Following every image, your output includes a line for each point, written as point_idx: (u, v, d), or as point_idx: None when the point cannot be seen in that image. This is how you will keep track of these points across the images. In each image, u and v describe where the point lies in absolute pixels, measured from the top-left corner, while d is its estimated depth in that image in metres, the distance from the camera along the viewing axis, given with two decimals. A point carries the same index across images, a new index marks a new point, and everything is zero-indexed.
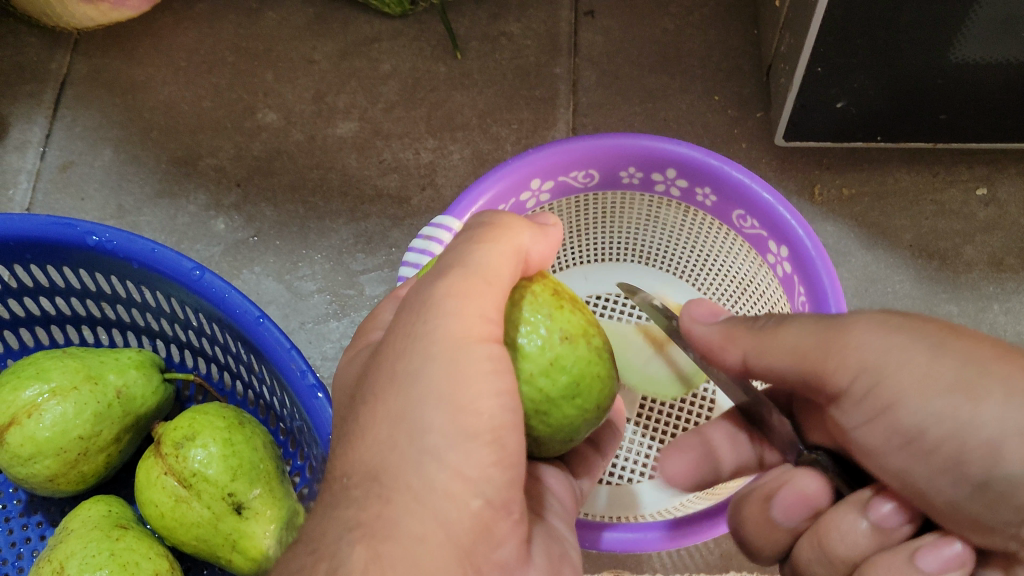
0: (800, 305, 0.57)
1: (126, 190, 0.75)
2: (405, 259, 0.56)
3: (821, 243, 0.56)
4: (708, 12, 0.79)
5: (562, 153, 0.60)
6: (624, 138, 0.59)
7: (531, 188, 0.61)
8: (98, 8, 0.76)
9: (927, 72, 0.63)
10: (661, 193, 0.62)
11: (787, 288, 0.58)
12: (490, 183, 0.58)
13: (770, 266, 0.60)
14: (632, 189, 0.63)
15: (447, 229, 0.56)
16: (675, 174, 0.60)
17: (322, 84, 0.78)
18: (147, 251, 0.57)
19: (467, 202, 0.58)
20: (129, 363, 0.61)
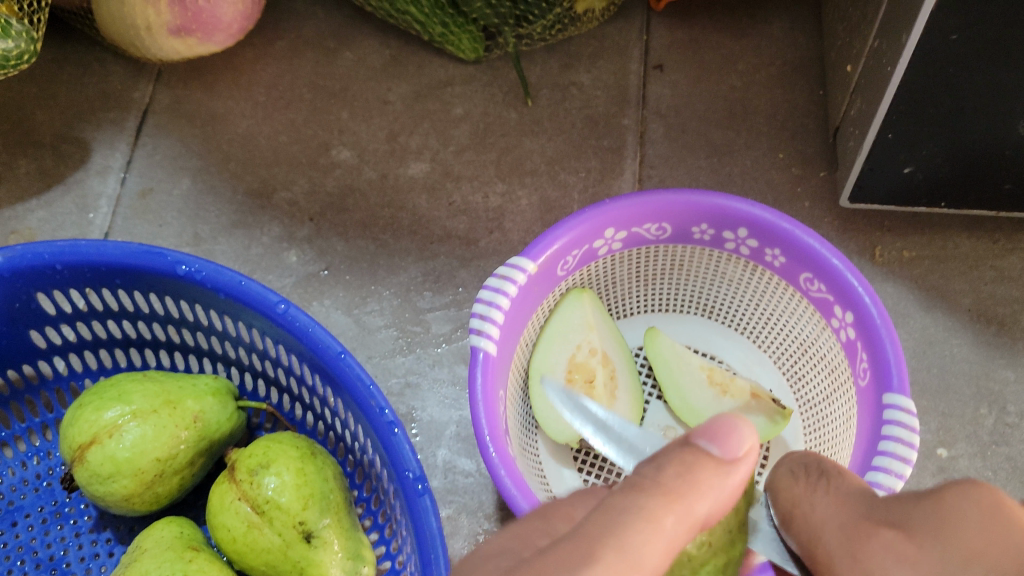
0: (861, 370, 0.57)
1: (203, 218, 0.77)
2: (479, 297, 0.58)
3: (886, 310, 0.57)
4: (774, 72, 0.81)
5: (636, 205, 0.61)
6: (699, 195, 0.61)
7: (605, 237, 0.63)
8: (185, 42, 0.79)
9: (995, 143, 0.65)
10: (732, 251, 0.64)
11: (849, 353, 0.59)
12: (565, 228, 0.60)
13: (833, 330, 0.61)
14: (702, 244, 0.65)
15: (521, 271, 0.59)
16: (746, 233, 0.62)
17: (395, 125, 0.80)
18: (233, 284, 0.59)
19: (543, 245, 0.60)
20: (206, 390, 0.63)
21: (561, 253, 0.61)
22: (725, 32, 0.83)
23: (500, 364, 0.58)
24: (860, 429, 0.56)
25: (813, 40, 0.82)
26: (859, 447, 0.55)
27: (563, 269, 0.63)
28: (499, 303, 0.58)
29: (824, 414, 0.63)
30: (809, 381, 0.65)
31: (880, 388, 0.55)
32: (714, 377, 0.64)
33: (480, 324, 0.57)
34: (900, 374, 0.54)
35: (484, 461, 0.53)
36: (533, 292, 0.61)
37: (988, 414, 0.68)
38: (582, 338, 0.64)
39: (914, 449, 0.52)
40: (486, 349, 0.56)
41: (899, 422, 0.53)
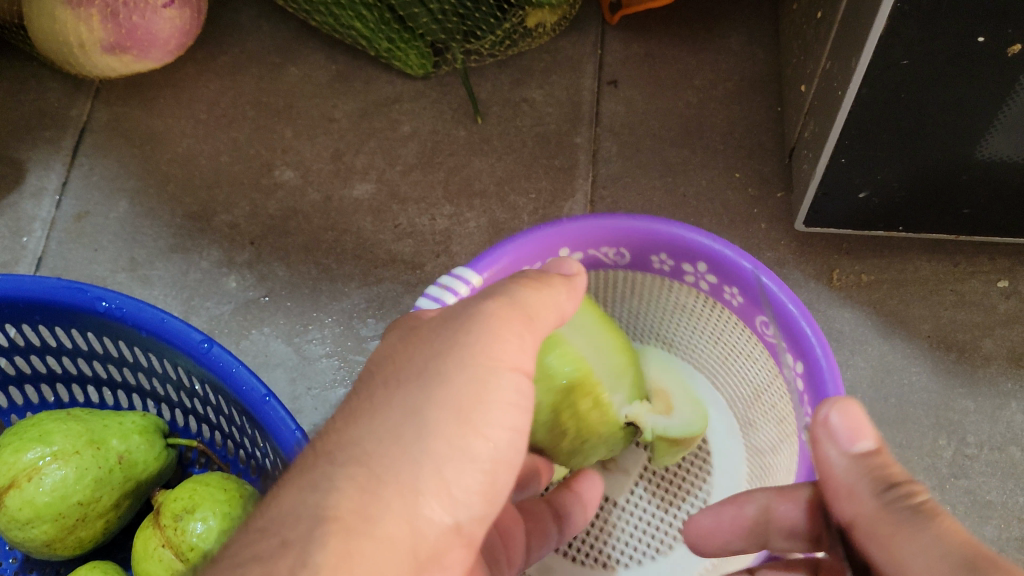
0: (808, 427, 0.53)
1: (140, 243, 0.74)
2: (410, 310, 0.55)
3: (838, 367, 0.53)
4: (731, 87, 0.79)
5: (591, 228, 0.59)
6: (658, 223, 0.59)
7: (558, 257, 0.60)
8: (121, 60, 0.76)
9: (951, 166, 0.62)
10: (691, 284, 0.61)
11: (797, 406, 0.55)
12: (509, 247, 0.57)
13: (784, 381, 0.57)
14: (661, 274, 0.62)
15: (463, 282, 0.55)
16: (704, 267, 0.59)
17: (341, 144, 0.78)
18: (156, 321, 0.56)
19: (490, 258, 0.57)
20: (133, 429, 0.61)
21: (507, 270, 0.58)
22: (681, 46, 0.80)
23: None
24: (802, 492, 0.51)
25: (771, 55, 0.80)
26: None
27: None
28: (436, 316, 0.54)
29: (772, 467, 0.58)
30: (757, 432, 0.61)
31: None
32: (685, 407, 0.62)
33: None
34: None
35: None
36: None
37: (947, 445, 0.66)
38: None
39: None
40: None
41: None
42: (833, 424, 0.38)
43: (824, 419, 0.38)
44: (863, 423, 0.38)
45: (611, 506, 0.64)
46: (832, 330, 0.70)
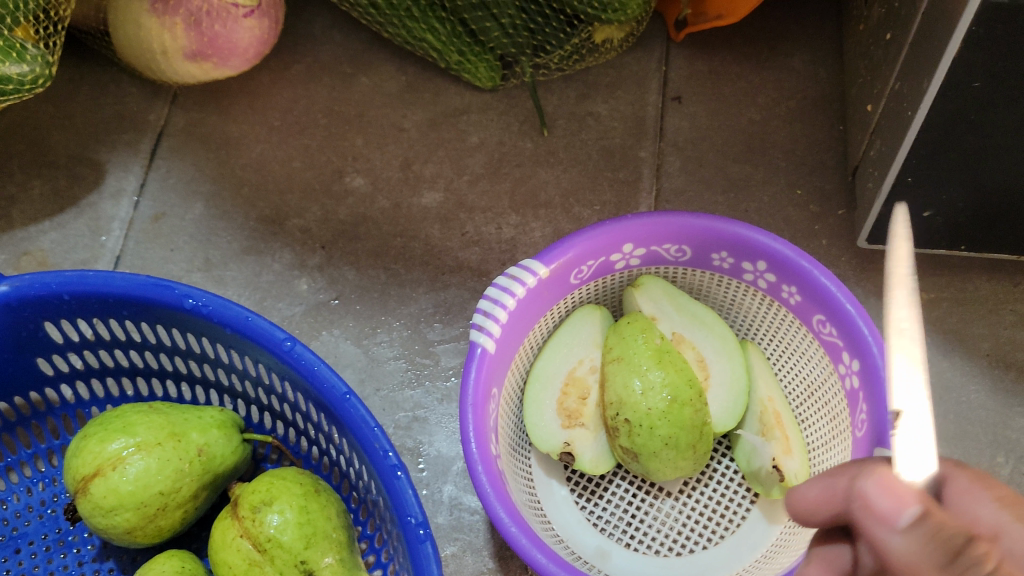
0: (860, 421, 0.60)
1: (214, 244, 0.77)
2: (487, 293, 0.62)
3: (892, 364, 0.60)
4: (794, 105, 0.80)
5: (657, 226, 0.64)
6: (722, 224, 0.64)
7: (623, 252, 0.66)
8: (201, 67, 0.78)
9: (1018, 188, 0.64)
10: (750, 282, 0.67)
11: (851, 401, 0.61)
12: (583, 240, 0.63)
13: (839, 375, 0.63)
14: (722, 272, 0.67)
15: (532, 273, 0.63)
16: (765, 267, 0.64)
17: (410, 153, 0.80)
18: (240, 319, 0.58)
19: (558, 251, 0.63)
20: (212, 423, 0.63)
21: (575, 262, 0.64)
22: (745, 64, 0.82)
23: (496, 363, 0.62)
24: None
25: (834, 74, 0.81)
26: None
27: (577, 278, 0.66)
28: (504, 303, 0.62)
29: (821, 459, 0.64)
30: (810, 424, 0.66)
31: (877, 439, 0.57)
32: (769, 411, 0.66)
33: (482, 321, 0.61)
34: (896, 433, 0.56)
35: (465, 458, 0.57)
36: (544, 296, 0.65)
37: (1005, 463, 0.67)
38: (585, 354, 0.67)
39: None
40: (484, 346, 0.60)
41: None
42: (873, 501, 0.29)
43: (862, 494, 0.30)
44: (903, 489, 0.29)
45: (666, 497, 0.67)
46: None
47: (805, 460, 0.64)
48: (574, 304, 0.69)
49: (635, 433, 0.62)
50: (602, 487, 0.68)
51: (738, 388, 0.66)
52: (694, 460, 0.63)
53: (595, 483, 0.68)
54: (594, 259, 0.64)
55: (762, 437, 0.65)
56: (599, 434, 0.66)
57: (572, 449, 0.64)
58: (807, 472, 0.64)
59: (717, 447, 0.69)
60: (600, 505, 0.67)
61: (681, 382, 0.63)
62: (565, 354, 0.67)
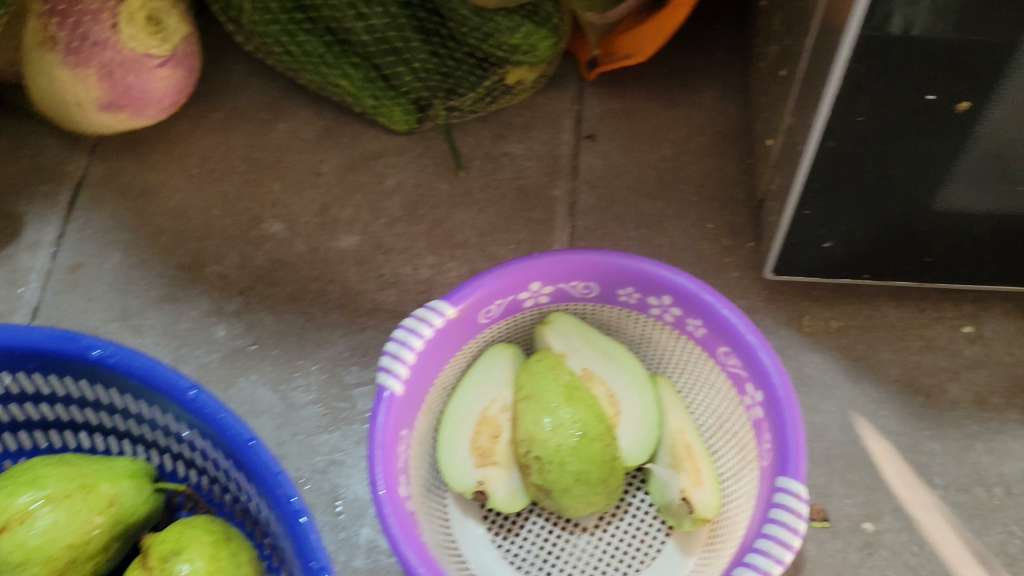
0: (765, 451, 0.61)
1: (133, 293, 0.77)
2: (395, 334, 0.63)
3: (793, 394, 0.61)
4: (704, 140, 0.82)
5: (562, 264, 0.65)
6: (627, 260, 0.65)
7: (531, 290, 0.67)
8: (116, 117, 0.79)
9: (913, 217, 0.65)
10: (657, 316, 0.68)
11: (757, 431, 0.63)
12: (489, 280, 0.64)
13: (744, 406, 0.64)
14: (630, 308, 0.68)
15: (439, 314, 0.63)
16: (669, 301, 0.65)
17: (327, 197, 0.80)
18: (145, 368, 0.59)
19: (464, 292, 0.64)
20: (123, 473, 0.63)
21: (482, 301, 0.65)
22: (656, 101, 0.84)
23: (405, 405, 0.62)
24: (757, 507, 0.60)
25: (743, 109, 0.83)
26: (755, 518, 0.59)
27: (486, 317, 0.67)
28: (411, 344, 0.62)
29: (731, 490, 0.65)
30: (721, 455, 0.67)
31: (780, 468, 0.59)
32: (679, 443, 0.66)
33: (390, 363, 0.62)
34: (797, 462, 0.58)
35: (374, 501, 0.57)
36: (452, 337, 0.65)
37: (915, 487, 0.68)
38: (497, 393, 0.68)
39: (797, 534, 0.56)
40: (392, 389, 0.60)
41: (787, 507, 0.56)
42: None
43: None
44: None
45: (581, 532, 0.68)
46: (802, 374, 0.72)
47: (716, 491, 0.64)
48: (486, 342, 0.70)
49: (547, 470, 0.63)
50: (518, 524, 0.68)
51: (648, 422, 0.67)
52: (607, 494, 0.64)
53: (515, 520, 0.69)
54: (501, 298, 0.65)
55: (673, 470, 0.65)
56: (512, 471, 0.66)
57: (485, 488, 0.65)
58: (719, 503, 0.64)
59: (632, 481, 0.70)
60: (517, 543, 0.68)
61: (591, 418, 0.64)
62: (478, 393, 0.67)
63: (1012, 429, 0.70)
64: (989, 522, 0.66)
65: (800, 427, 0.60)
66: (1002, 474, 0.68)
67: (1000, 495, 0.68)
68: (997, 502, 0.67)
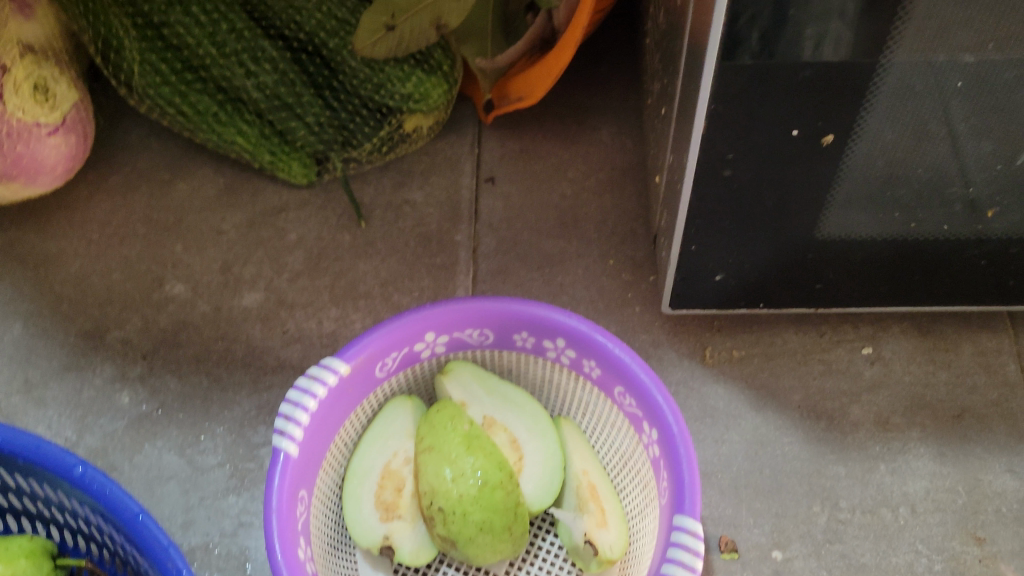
0: (664, 488, 0.61)
1: (34, 364, 0.76)
2: (288, 395, 0.63)
3: (688, 429, 0.61)
4: (604, 177, 0.82)
5: (454, 312, 0.66)
6: (518, 305, 0.66)
7: (426, 340, 0.67)
8: (9, 187, 0.78)
9: (798, 247, 0.66)
10: (554, 359, 0.68)
11: (656, 469, 0.63)
12: (381, 333, 0.64)
13: (644, 444, 0.64)
14: (527, 352, 0.69)
15: (332, 371, 0.63)
16: (563, 343, 0.66)
17: (230, 255, 0.80)
18: (32, 447, 0.58)
19: (357, 347, 0.64)
20: (19, 552, 0.62)
21: (376, 355, 0.65)
22: (554, 141, 0.84)
23: (302, 466, 0.62)
24: (658, 547, 0.59)
25: (640, 144, 0.84)
26: (656, 557, 0.59)
27: (382, 370, 0.67)
28: (305, 404, 0.62)
29: (638, 527, 0.65)
30: (627, 494, 0.67)
31: (676, 505, 0.58)
32: (584, 484, 0.66)
33: (284, 425, 0.61)
34: (692, 497, 0.58)
35: (271, 566, 0.57)
36: (348, 393, 0.65)
37: (821, 512, 0.68)
38: (399, 446, 0.67)
39: (694, 572, 0.55)
40: (287, 451, 0.60)
41: (684, 545, 0.56)
42: None
43: None
44: None
45: None
46: (707, 406, 0.73)
47: (622, 530, 0.64)
48: (387, 395, 0.70)
49: (450, 521, 0.62)
50: (429, 575, 0.68)
51: (552, 465, 0.67)
52: (512, 541, 0.64)
53: (425, 570, 0.68)
54: (396, 350, 0.65)
55: (578, 512, 0.65)
56: (418, 523, 0.66)
57: (391, 543, 0.64)
58: (626, 542, 0.64)
59: (542, 525, 0.70)
60: None
61: (491, 466, 0.64)
62: (381, 446, 0.67)
63: (914, 448, 0.71)
64: (895, 542, 0.67)
65: (695, 462, 0.60)
66: (906, 493, 0.69)
67: (906, 514, 0.68)
68: (903, 521, 0.68)
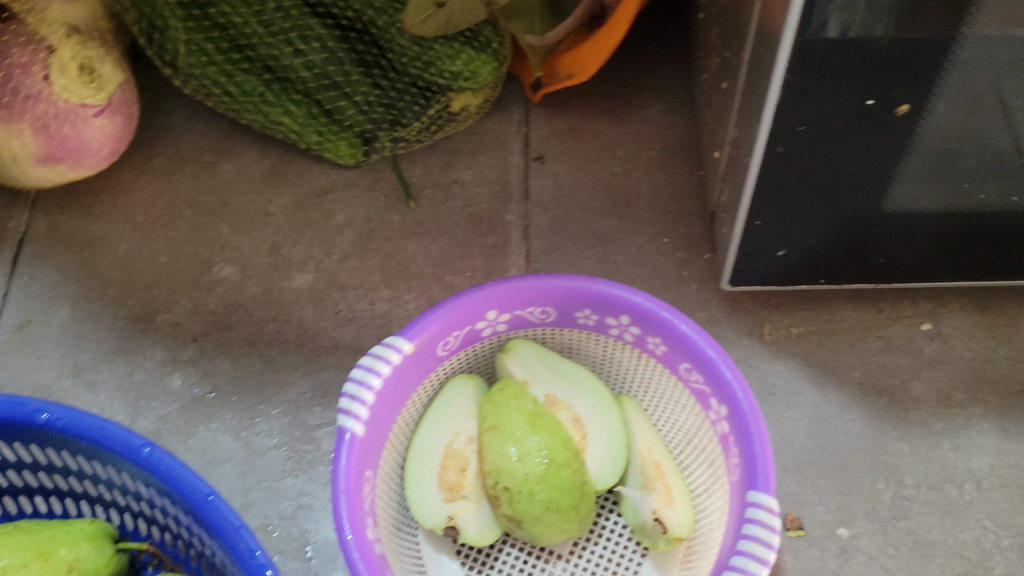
0: (733, 465, 0.60)
1: (83, 347, 0.75)
2: (352, 374, 0.62)
3: (758, 406, 0.60)
4: (654, 155, 0.81)
5: (517, 290, 0.65)
6: (582, 282, 0.65)
7: (488, 318, 0.66)
8: (54, 170, 0.77)
9: (863, 221, 0.65)
10: (616, 336, 0.67)
11: (724, 446, 0.62)
12: (444, 312, 0.63)
13: (711, 422, 0.63)
14: (589, 329, 0.68)
15: (396, 350, 0.62)
16: (628, 320, 0.65)
17: (278, 237, 0.79)
18: (96, 428, 0.57)
19: (420, 325, 0.63)
20: (82, 536, 0.61)
21: (439, 334, 0.64)
22: (603, 119, 0.84)
23: (367, 445, 0.61)
24: (730, 524, 0.58)
25: (690, 121, 0.83)
26: (729, 534, 0.58)
27: (444, 349, 0.66)
28: (370, 382, 0.61)
29: (703, 506, 0.64)
30: (692, 472, 0.67)
31: (749, 482, 0.57)
32: (648, 463, 0.66)
33: (349, 404, 0.60)
34: (766, 474, 0.57)
35: (342, 546, 0.56)
36: (411, 372, 0.64)
37: (885, 489, 0.68)
38: (461, 425, 0.67)
39: (772, 548, 0.54)
40: (353, 431, 0.59)
41: (759, 522, 0.55)
42: None
43: None
44: None
45: (557, 560, 0.67)
46: (767, 384, 0.72)
47: (688, 508, 0.63)
48: (447, 374, 0.69)
49: (517, 500, 0.62)
50: (492, 557, 0.67)
51: (615, 443, 0.66)
52: (578, 520, 0.63)
53: (489, 552, 0.68)
54: (458, 329, 0.64)
55: (644, 490, 0.65)
56: (482, 504, 0.65)
57: (455, 523, 0.64)
58: (692, 520, 0.63)
59: (604, 503, 0.69)
60: None
61: (557, 444, 0.63)
62: (442, 427, 0.66)
63: (977, 424, 0.70)
64: (961, 518, 0.66)
65: (767, 438, 0.59)
66: (971, 469, 0.68)
67: (971, 491, 0.67)
68: (968, 498, 0.67)
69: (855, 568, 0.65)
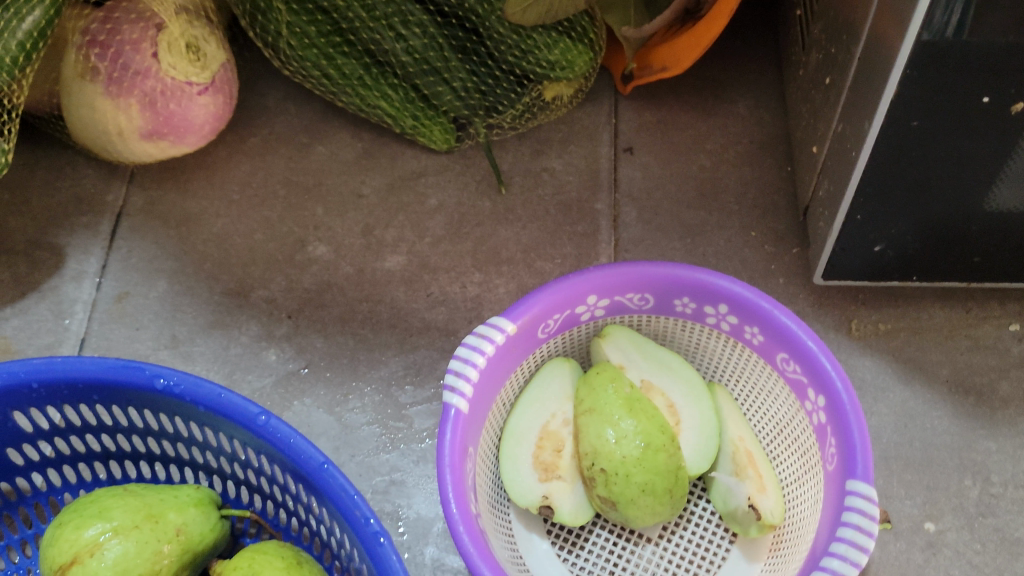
0: (829, 455, 0.61)
1: (181, 320, 0.77)
2: (457, 352, 0.63)
3: (857, 397, 0.61)
4: (742, 150, 0.82)
5: (619, 276, 0.66)
6: (683, 271, 0.66)
7: (587, 303, 0.67)
8: (156, 146, 0.79)
9: (963, 219, 0.66)
10: (712, 325, 0.68)
11: (819, 436, 0.62)
12: (547, 295, 0.64)
13: (806, 412, 0.64)
14: (685, 318, 0.69)
15: (500, 330, 0.63)
16: (726, 309, 0.66)
17: (370, 218, 0.81)
18: (212, 396, 0.58)
19: (523, 307, 0.64)
20: (189, 501, 0.62)
21: (540, 317, 0.65)
22: (692, 113, 0.85)
23: (470, 422, 0.62)
24: (826, 512, 0.59)
25: (778, 118, 0.84)
26: (824, 522, 0.58)
27: (543, 332, 0.67)
28: (474, 361, 0.62)
29: (794, 495, 0.65)
30: (782, 461, 0.67)
31: (847, 471, 0.58)
32: (740, 451, 0.66)
33: (454, 381, 0.62)
34: (865, 463, 0.57)
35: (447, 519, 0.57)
36: (512, 353, 0.65)
37: (973, 485, 0.68)
38: (556, 408, 0.68)
39: (872, 536, 0.55)
40: (458, 407, 0.61)
41: (859, 510, 0.56)
42: None
43: None
44: None
45: (646, 543, 0.68)
46: (854, 378, 0.73)
47: (779, 496, 0.65)
48: (543, 357, 0.70)
49: (613, 482, 0.63)
50: (583, 537, 0.68)
51: (708, 430, 0.67)
52: (671, 504, 0.64)
53: (579, 532, 0.69)
54: (559, 312, 0.65)
55: (736, 477, 0.66)
56: (576, 485, 0.66)
57: (550, 502, 0.65)
58: (783, 508, 0.64)
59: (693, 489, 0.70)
60: (582, 556, 0.68)
61: (653, 429, 0.64)
62: (539, 408, 0.67)
63: None
64: None
65: (866, 429, 0.59)
66: None
67: None
68: None
69: (942, 562, 0.65)
